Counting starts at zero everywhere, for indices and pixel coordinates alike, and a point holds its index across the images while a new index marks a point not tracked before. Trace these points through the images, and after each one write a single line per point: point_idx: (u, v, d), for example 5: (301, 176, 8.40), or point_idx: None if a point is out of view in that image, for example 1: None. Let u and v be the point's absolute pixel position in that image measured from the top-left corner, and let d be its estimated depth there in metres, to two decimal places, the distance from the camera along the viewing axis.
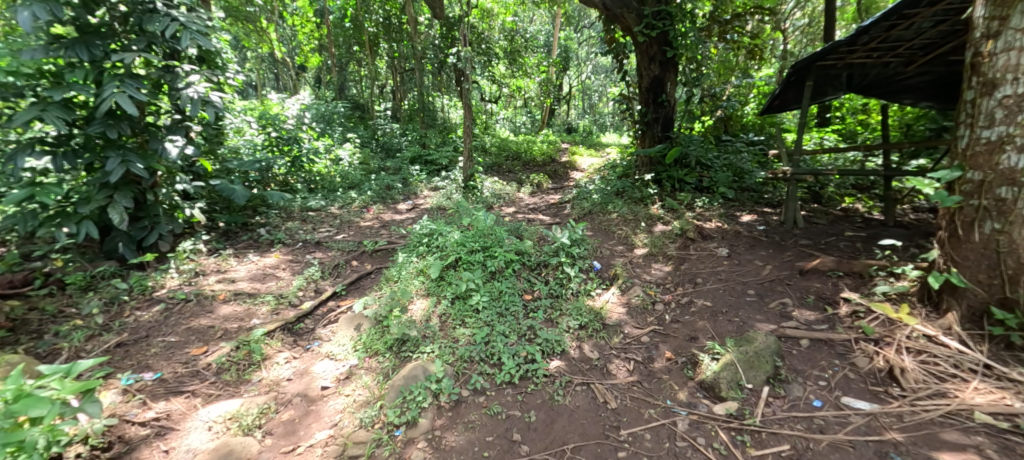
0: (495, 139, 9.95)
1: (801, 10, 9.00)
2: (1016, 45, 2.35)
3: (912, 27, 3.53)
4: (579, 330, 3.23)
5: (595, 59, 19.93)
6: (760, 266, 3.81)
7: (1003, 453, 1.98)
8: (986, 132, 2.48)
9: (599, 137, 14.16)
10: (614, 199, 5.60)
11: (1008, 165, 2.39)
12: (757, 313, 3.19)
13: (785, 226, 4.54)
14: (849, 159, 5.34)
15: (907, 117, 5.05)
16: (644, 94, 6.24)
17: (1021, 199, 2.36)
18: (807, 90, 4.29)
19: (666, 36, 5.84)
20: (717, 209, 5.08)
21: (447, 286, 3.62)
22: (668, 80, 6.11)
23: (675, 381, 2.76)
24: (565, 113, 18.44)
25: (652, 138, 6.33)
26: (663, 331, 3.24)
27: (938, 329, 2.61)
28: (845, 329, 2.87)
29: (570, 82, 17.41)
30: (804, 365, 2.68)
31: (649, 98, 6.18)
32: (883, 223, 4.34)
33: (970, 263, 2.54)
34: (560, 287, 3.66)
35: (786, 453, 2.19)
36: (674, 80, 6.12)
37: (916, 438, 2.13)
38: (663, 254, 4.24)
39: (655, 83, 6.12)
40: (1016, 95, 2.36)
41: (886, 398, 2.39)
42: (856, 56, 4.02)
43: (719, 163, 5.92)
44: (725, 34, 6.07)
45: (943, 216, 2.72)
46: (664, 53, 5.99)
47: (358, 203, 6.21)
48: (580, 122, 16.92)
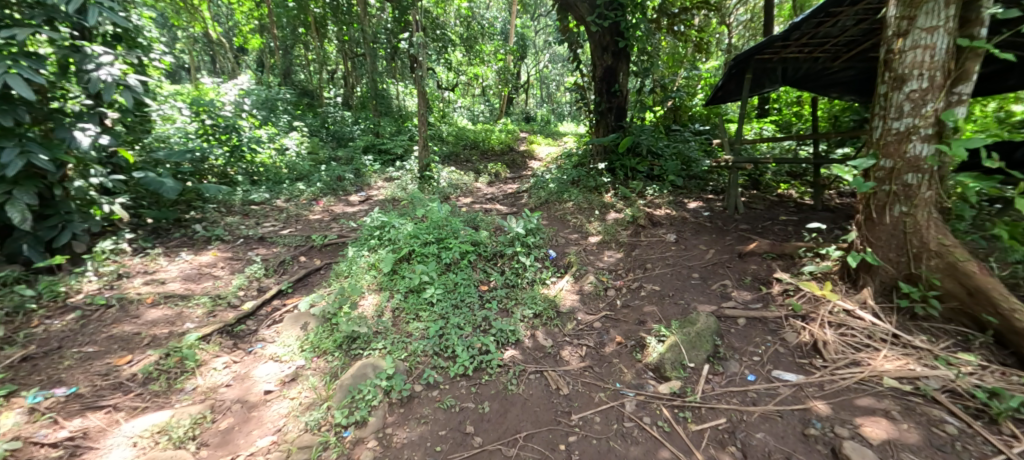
0: (452, 127, 9.82)
1: (744, 6, 9.40)
2: (923, 43, 2.55)
3: (837, 24, 3.74)
4: (534, 319, 3.29)
5: (553, 48, 20.04)
6: (704, 250, 4.00)
7: (905, 413, 2.19)
8: (896, 123, 2.68)
9: (558, 126, 14.32)
10: (570, 188, 5.68)
11: (914, 154, 2.63)
12: (700, 295, 3.36)
13: (726, 213, 4.78)
14: (784, 148, 5.70)
15: (835, 108, 5.42)
16: (597, 83, 6.35)
17: (924, 184, 2.63)
18: (747, 82, 4.53)
19: (618, 26, 5.93)
20: (666, 196, 5.26)
21: (400, 280, 3.57)
22: (621, 70, 6.22)
23: (624, 364, 2.87)
24: (523, 102, 18.54)
25: (605, 127, 6.46)
26: (614, 316, 3.35)
27: (855, 304, 2.83)
28: (777, 307, 3.07)
29: (528, 70, 17.42)
30: (740, 342, 2.86)
31: (603, 87, 6.28)
32: (812, 208, 4.67)
33: (883, 242, 2.78)
34: (516, 277, 3.72)
35: (722, 427, 2.34)
36: (626, 70, 6.24)
37: (835, 405, 2.32)
38: (616, 241, 4.37)
39: (608, 73, 6.22)
40: (922, 90, 2.58)
41: (810, 369, 2.59)
42: (789, 51, 4.25)
43: (669, 152, 6.12)
44: (673, 26, 6.18)
45: (859, 200, 2.95)
46: (616, 43, 6.09)
47: (307, 195, 5.98)
48: (538, 111, 16.98)
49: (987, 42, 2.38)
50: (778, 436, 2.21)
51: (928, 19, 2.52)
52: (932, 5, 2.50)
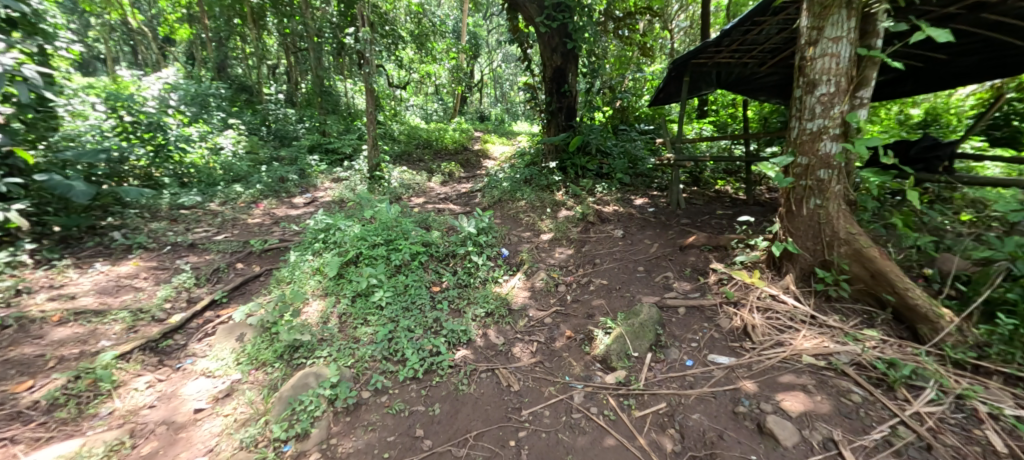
0: (404, 126, 9.64)
1: (684, 12, 9.86)
2: (830, 52, 2.79)
3: (762, 33, 3.96)
4: (486, 317, 3.31)
5: (504, 47, 20.08)
6: (648, 245, 4.18)
7: (820, 387, 2.42)
8: (810, 124, 2.93)
9: (512, 126, 14.41)
10: (523, 186, 5.74)
11: (826, 152, 2.89)
12: (644, 288, 3.51)
13: (669, 208, 5.02)
14: (720, 147, 6.05)
15: (764, 111, 5.87)
16: (547, 83, 6.46)
17: (834, 179, 2.89)
18: (685, 85, 4.76)
19: (566, 28, 6.04)
20: (614, 193, 5.44)
21: (347, 284, 3.48)
22: (569, 71, 6.36)
23: (573, 357, 2.96)
24: (477, 102, 18.50)
25: (556, 127, 6.58)
26: (564, 311, 3.44)
27: (780, 289, 3.07)
28: (713, 295, 3.27)
29: (481, 69, 17.41)
30: (680, 330, 3.03)
31: (553, 87, 6.41)
32: (745, 202, 5.00)
33: (802, 232, 3.03)
34: (468, 276, 3.73)
35: (663, 411, 2.48)
36: (574, 71, 6.39)
37: (762, 383, 2.52)
38: (566, 238, 4.47)
39: (557, 74, 6.35)
40: (830, 94, 2.83)
41: (741, 352, 2.78)
42: (721, 56, 4.51)
43: (617, 150, 6.32)
44: (619, 29, 6.40)
45: (781, 194, 3.19)
46: (565, 45, 6.21)
47: (245, 198, 5.68)
48: (493, 110, 17.00)
49: (882, 52, 2.65)
50: (711, 416, 2.38)
51: (833, 29, 2.76)
52: (837, 17, 2.74)
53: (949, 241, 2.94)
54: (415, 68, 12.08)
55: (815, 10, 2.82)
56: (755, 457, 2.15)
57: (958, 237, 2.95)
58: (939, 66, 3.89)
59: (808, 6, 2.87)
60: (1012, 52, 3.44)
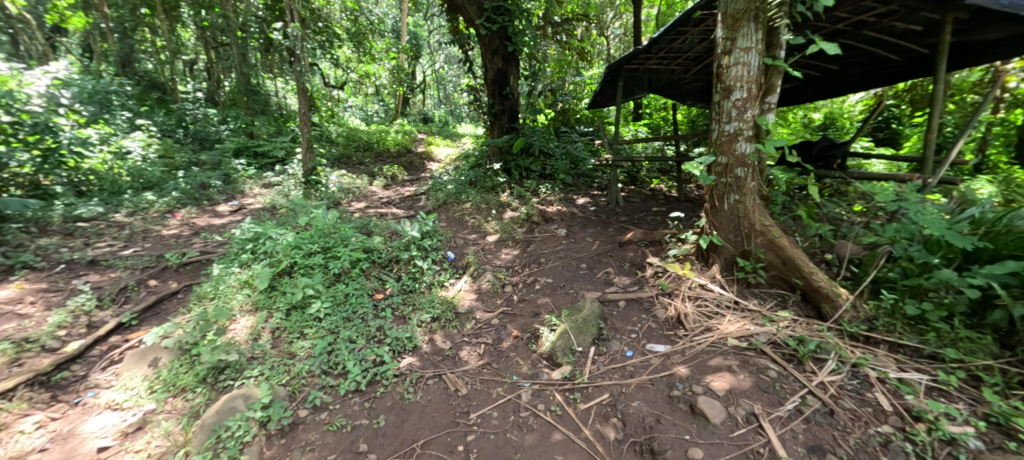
0: (341, 128, 9.31)
1: (618, 20, 10.29)
2: (742, 61, 3.06)
3: (686, 42, 4.20)
4: (432, 323, 3.31)
5: (447, 48, 19.92)
6: (590, 242, 4.34)
7: (743, 366, 2.65)
8: (728, 127, 3.19)
9: (456, 128, 14.37)
10: (467, 189, 5.74)
11: (742, 152, 3.16)
12: (587, 284, 3.64)
13: (609, 207, 5.23)
14: (655, 148, 6.41)
15: (692, 114, 6.39)
16: (489, 86, 6.46)
17: (749, 176, 3.17)
18: (619, 90, 4.97)
19: (506, 31, 6.09)
20: (557, 194, 5.59)
21: (280, 297, 3.35)
22: (511, 74, 6.42)
23: (521, 356, 3.03)
24: (420, 103, 18.25)
25: (500, 129, 6.61)
26: (511, 312, 3.50)
27: (708, 279, 3.32)
28: (650, 287, 3.47)
29: (423, 71, 17.19)
30: (621, 323, 3.19)
31: (495, 90, 6.42)
32: (678, 199, 5.34)
33: (724, 226, 3.29)
34: (413, 282, 3.70)
35: (605, 401, 2.61)
36: (516, 74, 6.45)
37: (694, 367, 2.71)
38: (512, 239, 4.54)
39: (499, 76, 6.38)
40: (744, 99, 3.10)
41: (675, 339, 2.98)
42: (651, 63, 4.75)
43: (558, 151, 6.49)
44: (557, 35, 6.61)
45: (706, 192, 3.44)
46: (505, 48, 6.25)
47: (159, 207, 5.26)
48: (436, 112, 16.86)
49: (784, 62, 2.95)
50: (650, 402, 2.54)
51: (744, 40, 3.04)
52: (747, 29, 3.00)
53: (845, 229, 3.32)
54: (353, 68, 11.68)
55: (727, 22, 3.07)
56: (689, 437, 2.32)
57: (852, 226, 3.35)
58: (832, 76, 4.37)
59: (721, 18, 3.12)
60: (890, 67, 3.95)
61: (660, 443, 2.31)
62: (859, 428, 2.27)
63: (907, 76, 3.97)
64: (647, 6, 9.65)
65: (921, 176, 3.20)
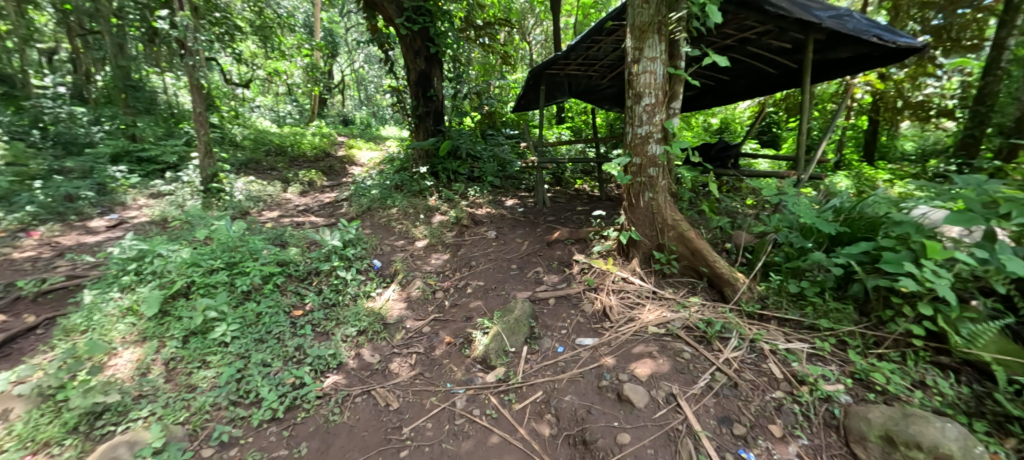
0: (249, 130, 8.62)
1: (539, 27, 10.60)
2: (649, 69, 3.28)
3: (601, 49, 4.38)
4: (359, 336, 3.31)
5: (366, 49, 19.23)
6: (519, 243, 4.43)
7: (663, 351, 2.86)
8: (640, 130, 3.40)
9: (379, 130, 13.94)
10: (394, 193, 5.59)
11: (653, 153, 3.40)
12: (517, 284, 3.72)
13: (537, 207, 5.36)
14: (577, 149, 6.69)
15: (609, 119, 6.82)
16: (413, 87, 6.35)
17: (661, 175, 3.42)
18: (542, 94, 5.11)
19: (428, 32, 6.05)
20: (486, 196, 5.63)
21: (174, 324, 3.15)
22: (434, 75, 6.39)
23: (454, 362, 3.09)
24: (339, 104, 17.46)
25: (425, 131, 6.52)
26: (442, 318, 3.52)
27: (629, 272, 3.53)
28: (577, 283, 3.61)
29: (342, 70, 16.45)
30: (551, 320, 3.32)
31: (419, 91, 6.34)
32: (601, 198, 5.62)
33: (641, 222, 3.52)
34: (336, 294, 3.63)
35: (539, 399, 2.73)
36: (439, 76, 6.44)
37: (620, 356, 2.89)
38: (442, 243, 4.50)
39: (422, 78, 6.31)
40: (653, 104, 3.32)
41: (601, 331, 3.14)
42: (571, 68, 4.93)
43: (486, 154, 6.58)
44: (480, 38, 6.67)
45: (623, 191, 3.65)
46: (428, 49, 6.21)
47: (12, 226, 4.57)
48: (357, 114, 16.21)
49: (685, 72, 3.23)
50: (581, 395, 2.68)
51: (650, 51, 3.26)
52: (652, 39, 3.22)
53: (740, 220, 3.72)
54: (260, 65, 10.70)
55: (636, 33, 3.26)
56: (617, 423, 2.48)
57: (745, 216, 3.75)
58: (725, 86, 4.83)
59: (630, 29, 3.29)
60: (771, 78, 4.43)
61: (591, 433, 2.46)
62: (757, 396, 2.55)
63: (784, 86, 4.47)
64: (565, 15, 10.07)
65: (798, 170, 3.59)
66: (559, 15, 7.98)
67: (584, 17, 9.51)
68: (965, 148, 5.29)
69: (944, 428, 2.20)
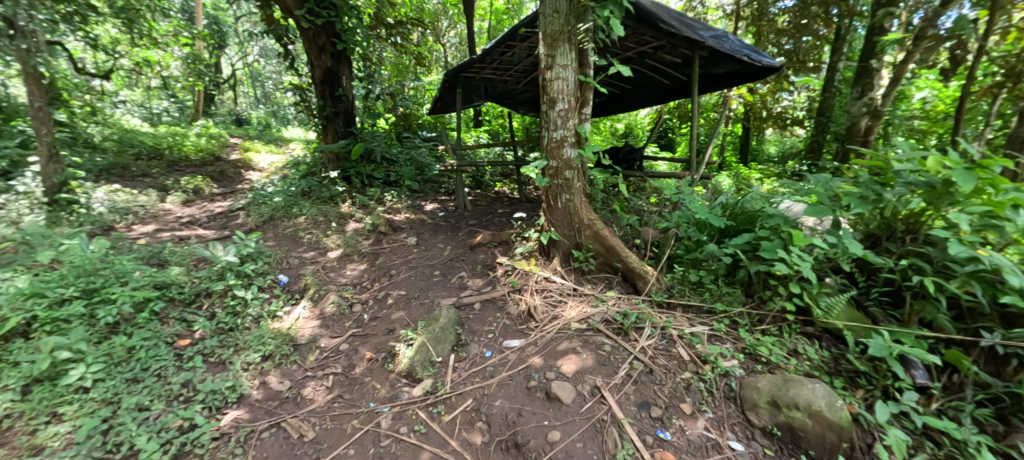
0: (113, 128, 7.26)
1: (453, 29, 10.51)
2: (561, 76, 3.43)
3: (515, 55, 4.46)
4: (264, 362, 3.03)
5: (260, 40, 17.39)
6: (442, 248, 4.31)
7: (586, 346, 2.98)
8: (555, 133, 3.53)
9: (279, 131, 12.72)
10: (300, 200, 5.11)
11: (568, 156, 3.55)
12: (442, 291, 3.61)
13: (458, 211, 5.27)
14: (496, 153, 6.72)
15: (525, 122, 7.02)
16: (318, 86, 5.82)
17: (576, 177, 3.58)
18: (459, 97, 5.05)
19: (333, 27, 5.62)
20: (404, 201, 5.37)
21: (9, 370, 2.54)
22: (343, 74, 5.93)
23: (377, 380, 2.93)
24: (230, 101, 15.62)
25: (334, 133, 6.04)
26: (362, 333, 3.33)
27: (551, 271, 3.63)
28: (501, 286, 3.62)
29: (232, 63, 14.75)
30: (477, 325, 3.28)
31: (325, 90, 5.83)
32: (521, 200, 5.71)
33: (560, 222, 3.65)
34: (233, 318, 3.30)
35: (469, 407, 2.68)
36: (348, 74, 6.00)
37: (547, 355, 2.95)
38: (357, 253, 4.25)
39: (329, 76, 5.82)
40: (566, 109, 3.48)
41: (528, 331, 3.18)
42: (486, 72, 4.96)
43: (403, 158, 6.26)
44: (392, 37, 6.39)
45: (542, 192, 3.76)
46: (334, 45, 5.74)
47: None
48: (252, 113, 14.65)
49: (594, 79, 3.42)
50: (510, 398, 2.69)
51: (562, 58, 3.41)
52: (563, 47, 3.37)
53: (646, 218, 4.03)
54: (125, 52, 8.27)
55: (547, 41, 3.37)
56: (547, 421, 2.53)
57: (650, 214, 4.08)
58: (627, 94, 5.24)
59: (542, 36, 3.40)
60: (665, 89, 4.89)
61: (524, 435, 2.47)
62: (670, 378, 2.79)
63: (677, 96, 4.96)
64: (478, 19, 10.14)
65: (690, 171, 3.95)
66: (473, 19, 7.97)
67: (498, 22, 9.69)
68: (813, 152, 6.53)
69: (813, 388, 2.57)
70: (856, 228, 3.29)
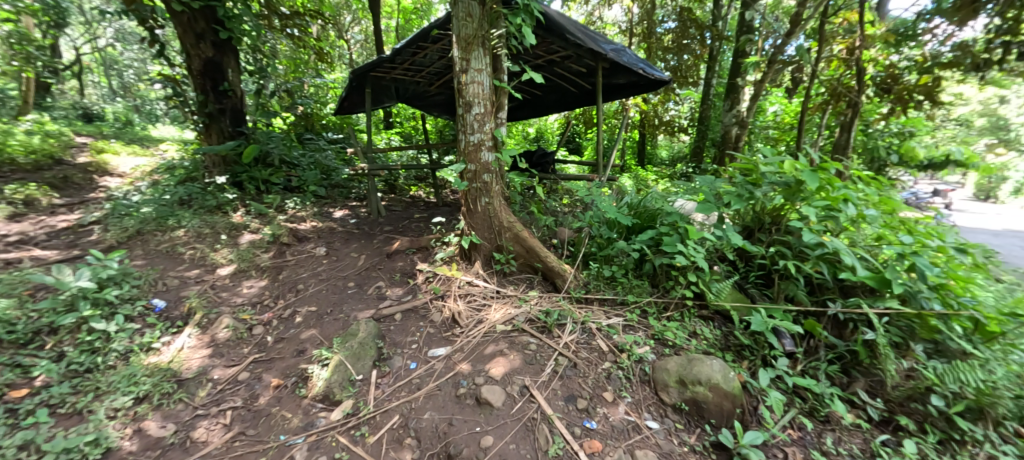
0: None
1: (357, 25, 9.95)
2: (477, 80, 3.43)
3: (427, 56, 4.33)
4: (137, 405, 2.54)
5: (116, 20, 14.65)
6: (355, 258, 4.01)
7: (513, 346, 3.01)
8: (472, 137, 3.52)
9: (146, 129, 10.88)
10: (179, 209, 4.38)
11: (486, 160, 3.56)
12: (358, 304, 3.37)
13: (371, 217, 4.96)
14: (409, 156, 6.48)
15: (439, 125, 6.93)
16: (196, 78, 5.14)
17: (494, 180, 3.60)
18: (368, 97, 4.74)
19: (215, 13, 5.00)
20: (309, 209, 4.92)
21: None
22: (228, 66, 5.32)
23: (287, 409, 2.62)
24: (75, 92, 13.02)
25: (219, 133, 5.33)
26: (266, 358, 2.99)
27: (473, 275, 3.60)
28: (423, 294, 3.48)
29: (79, 47, 12.31)
30: (400, 336, 3.12)
31: (206, 84, 5.18)
32: (437, 204, 5.57)
33: (480, 226, 3.64)
34: (92, 356, 2.72)
35: (396, 424, 2.53)
36: (235, 66, 5.40)
37: (474, 360, 2.90)
38: (255, 267, 3.81)
39: (210, 67, 5.17)
40: (482, 113, 3.49)
41: (453, 338, 3.11)
42: (397, 72, 4.72)
43: (306, 161, 5.73)
44: (286, 28, 5.73)
45: (461, 196, 3.71)
46: (216, 33, 5.12)
47: None
48: (108, 107, 12.35)
49: (508, 85, 3.49)
50: (440, 408, 2.60)
51: (476, 62, 3.41)
52: (478, 51, 3.38)
53: (561, 218, 4.21)
54: None
55: (461, 44, 3.35)
56: (480, 427, 2.49)
57: (564, 215, 4.27)
58: (537, 100, 5.43)
59: (456, 40, 3.38)
60: (571, 96, 5.17)
61: (456, 446, 2.40)
62: (592, 369, 2.93)
63: (583, 103, 5.27)
64: (384, 16, 9.74)
65: (598, 174, 4.22)
66: (379, 16, 7.58)
67: (407, 21, 9.45)
68: (697, 155, 7.45)
69: (712, 364, 2.86)
70: (734, 222, 3.76)
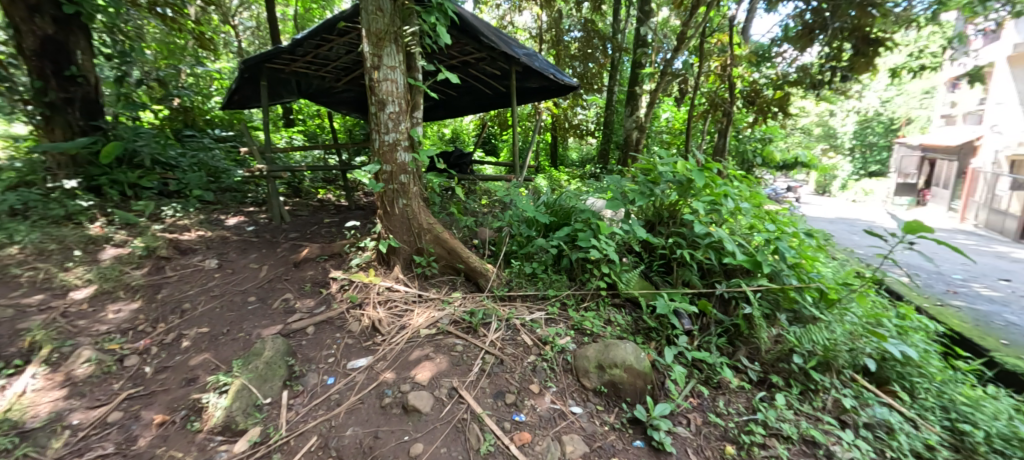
0: None
1: (247, 10, 8.96)
2: (390, 78, 3.28)
3: (333, 49, 4.04)
4: None
5: None
6: (255, 269, 3.59)
7: (439, 349, 2.91)
8: (387, 137, 3.36)
9: None
10: (10, 222, 3.55)
11: (402, 160, 3.41)
12: (262, 320, 3.01)
13: (272, 224, 4.47)
14: (315, 156, 5.99)
15: (347, 123, 6.53)
16: (30, 60, 4.30)
17: (412, 182, 3.47)
18: (263, 91, 4.27)
19: None
20: (193, 217, 4.30)
21: None
22: (76, 47, 4.52)
23: (175, 447, 2.23)
24: None
25: (66, 127, 4.49)
26: (145, 392, 2.53)
27: (393, 281, 3.43)
28: (338, 303, 3.22)
29: None
30: (313, 351, 2.84)
31: (46, 67, 4.36)
32: (349, 207, 5.21)
33: (398, 229, 3.48)
34: None
35: (315, 446, 2.29)
36: (86, 48, 4.59)
37: (399, 368, 2.75)
38: (124, 287, 3.24)
39: (52, 47, 4.36)
40: (397, 112, 3.35)
41: (374, 348, 2.91)
42: (298, 65, 4.31)
43: (186, 161, 4.99)
44: (156, 8, 4.99)
45: (376, 199, 3.51)
46: (60, 7, 4.34)
47: None
48: None
49: (423, 84, 3.38)
50: (363, 423, 2.42)
51: (388, 59, 3.25)
52: (390, 48, 3.22)
53: (481, 219, 4.21)
54: None
55: (371, 40, 3.17)
56: (409, 437, 2.37)
57: (484, 215, 4.28)
58: (452, 100, 5.38)
59: (364, 34, 3.19)
60: (485, 98, 5.22)
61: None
62: (518, 364, 2.94)
63: (497, 105, 5.34)
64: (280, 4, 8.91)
65: (515, 174, 4.30)
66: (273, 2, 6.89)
67: (306, 10, 8.72)
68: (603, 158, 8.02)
69: (625, 347, 3.01)
70: (637, 217, 4.09)
